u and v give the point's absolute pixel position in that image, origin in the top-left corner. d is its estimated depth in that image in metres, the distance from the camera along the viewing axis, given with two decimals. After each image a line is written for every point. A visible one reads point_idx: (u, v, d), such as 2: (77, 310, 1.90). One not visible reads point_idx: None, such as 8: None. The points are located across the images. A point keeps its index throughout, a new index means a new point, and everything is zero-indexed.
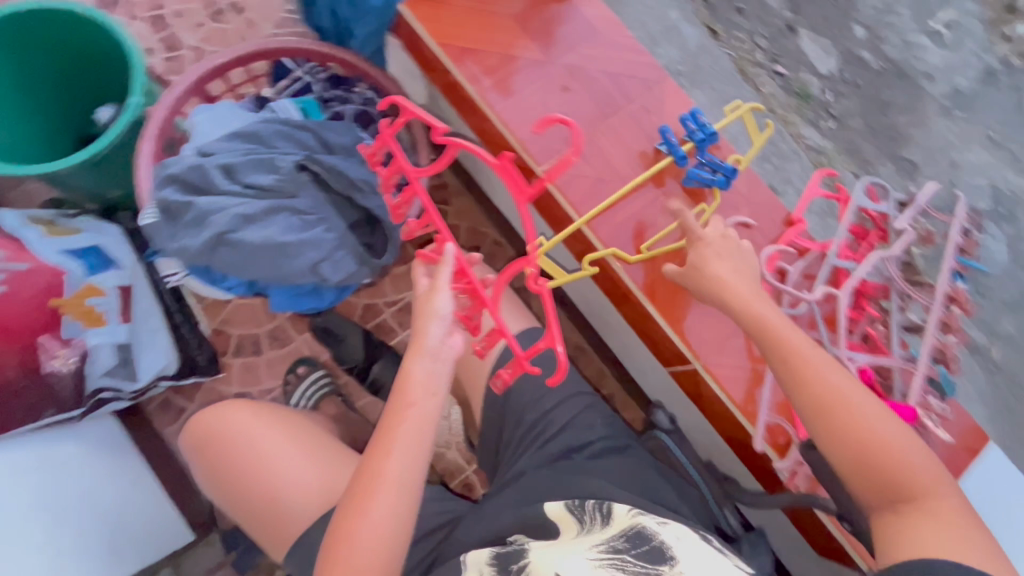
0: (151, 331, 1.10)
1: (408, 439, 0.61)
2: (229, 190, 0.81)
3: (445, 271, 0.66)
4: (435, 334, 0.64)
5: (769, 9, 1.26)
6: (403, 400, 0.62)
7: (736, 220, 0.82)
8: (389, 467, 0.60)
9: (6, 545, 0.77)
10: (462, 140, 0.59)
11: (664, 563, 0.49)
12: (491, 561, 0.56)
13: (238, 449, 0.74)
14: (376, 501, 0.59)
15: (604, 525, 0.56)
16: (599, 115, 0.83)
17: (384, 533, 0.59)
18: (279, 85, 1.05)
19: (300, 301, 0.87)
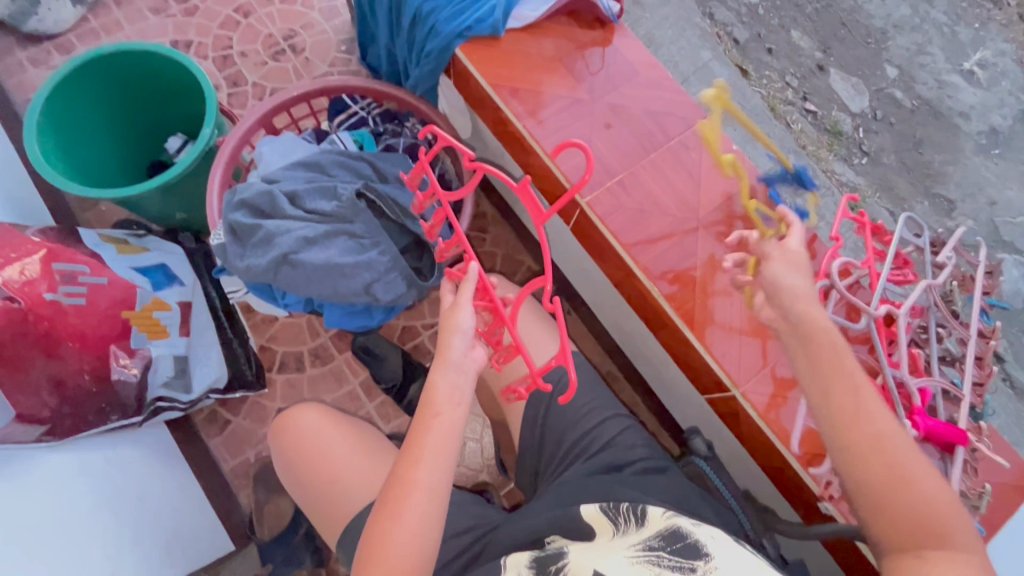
0: (206, 346, 1.15)
1: (435, 450, 0.64)
2: (293, 215, 0.88)
3: (469, 288, 0.71)
4: (458, 347, 0.69)
5: (799, 50, 1.30)
6: (429, 411, 0.65)
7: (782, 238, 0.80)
8: (419, 474, 0.63)
9: (68, 542, 0.83)
10: (489, 166, 0.68)
11: (698, 559, 0.51)
12: (530, 563, 0.57)
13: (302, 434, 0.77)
14: (406, 509, 0.61)
15: (640, 525, 0.57)
16: (639, 150, 0.88)
17: (418, 537, 0.61)
18: (336, 120, 1.14)
19: (351, 320, 0.92)
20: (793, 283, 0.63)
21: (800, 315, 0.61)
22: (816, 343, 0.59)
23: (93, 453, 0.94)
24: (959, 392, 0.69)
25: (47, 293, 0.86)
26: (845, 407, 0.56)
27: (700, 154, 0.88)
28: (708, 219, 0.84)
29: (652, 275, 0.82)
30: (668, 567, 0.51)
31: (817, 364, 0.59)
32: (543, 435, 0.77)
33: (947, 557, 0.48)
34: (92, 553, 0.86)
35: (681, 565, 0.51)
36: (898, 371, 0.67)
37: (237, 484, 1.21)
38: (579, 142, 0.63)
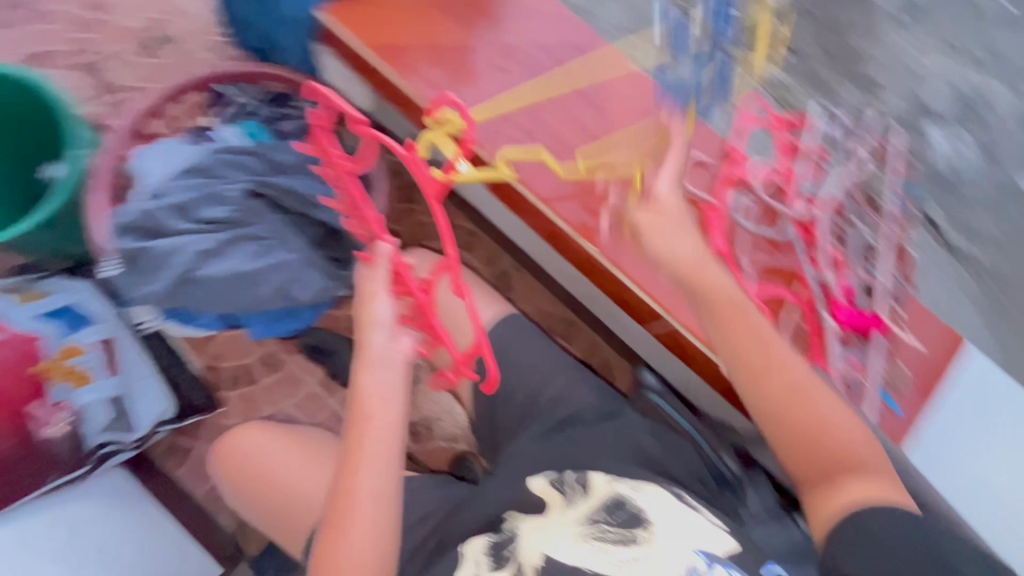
0: (142, 380, 1.09)
1: (374, 450, 0.63)
2: (182, 230, 0.80)
3: (381, 271, 0.70)
4: (379, 341, 0.68)
5: None
6: (360, 414, 0.64)
7: (689, 157, 0.79)
8: (360, 482, 0.61)
9: None
10: (376, 130, 0.61)
11: (638, 527, 0.56)
12: (486, 545, 0.59)
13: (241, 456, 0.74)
14: (351, 520, 0.60)
15: (584, 495, 0.60)
16: (538, 90, 0.82)
17: (370, 542, 0.60)
18: (219, 112, 1.04)
19: (279, 325, 0.87)
20: (668, 242, 0.63)
21: (695, 274, 0.62)
22: (711, 297, 0.62)
23: None
24: (875, 283, 0.72)
25: None
26: (753, 356, 0.59)
27: (604, 84, 0.83)
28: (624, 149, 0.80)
29: (572, 219, 0.80)
30: (611, 542, 0.54)
31: (720, 321, 0.61)
32: (493, 403, 0.76)
33: (859, 481, 0.55)
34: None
35: (624, 537, 0.55)
36: (817, 272, 0.72)
37: (214, 507, 1.17)
38: (449, 95, 0.62)
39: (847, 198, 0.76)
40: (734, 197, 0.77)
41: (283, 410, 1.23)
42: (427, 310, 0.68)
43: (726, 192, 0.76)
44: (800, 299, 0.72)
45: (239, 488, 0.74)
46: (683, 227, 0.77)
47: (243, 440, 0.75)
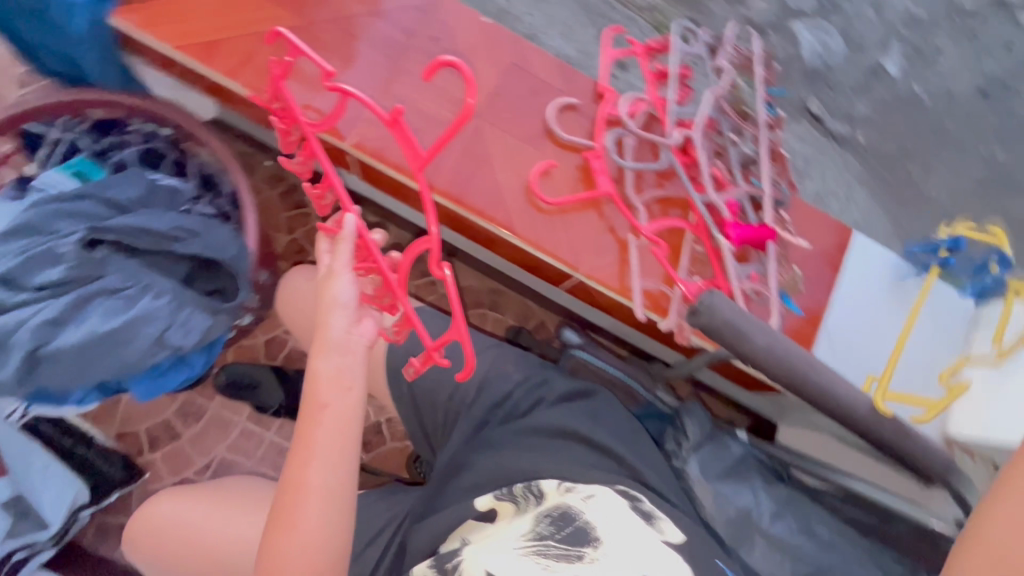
0: (42, 470, 1.00)
1: (329, 441, 0.58)
2: (19, 302, 0.69)
3: (346, 247, 0.61)
4: (338, 325, 0.60)
5: None
6: (313, 402, 0.59)
7: (559, 103, 0.74)
8: (311, 475, 0.57)
9: None
10: (351, 89, 0.54)
11: (587, 545, 0.51)
12: (428, 564, 0.55)
13: (156, 529, 0.69)
14: (300, 517, 0.55)
15: (537, 503, 0.56)
16: (388, 64, 0.75)
17: (321, 539, 0.56)
18: (39, 156, 0.89)
19: (167, 380, 0.77)
20: None
21: None
22: None
23: None
24: (761, 193, 0.72)
25: None
26: None
27: (457, 42, 0.76)
28: (495, 109, 0.74)
29: (460, 189, 0.72)
30: (555, 558, 0.50)
31: None
32: (417, 407, 0.71)
33: None
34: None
35: (569, 553, 0.50)
36: (707, 196, 0.69)
37: None
38: (444, 57, 0.49)
39: (722, 114, 0.74)
40: (615, 133, 0.73)
41: (216, 458, 1.14)
42: (402, 301, 0.59)
43: (602, 133, 0.73)
44: (694, 225, 0.72)
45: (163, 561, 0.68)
46: (567, 180, 0.74)
47: (153, 510, 0.69)
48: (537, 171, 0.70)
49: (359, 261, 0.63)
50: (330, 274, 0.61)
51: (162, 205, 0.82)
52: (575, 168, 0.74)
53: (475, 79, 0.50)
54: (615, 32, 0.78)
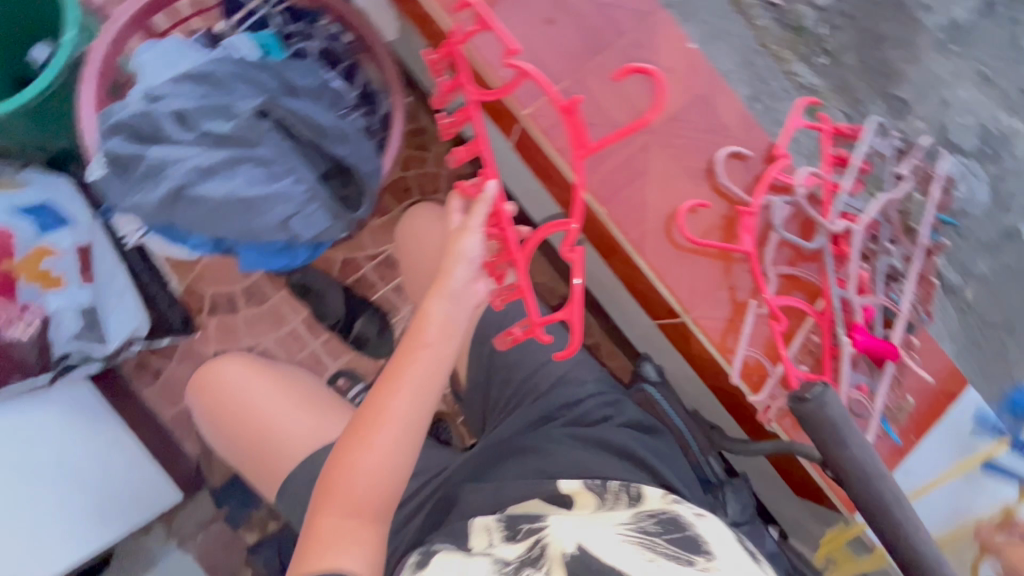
0: (118, 292, 1.05)
1: (420, 378, 0.59)
2: (183, 140, 0.74)
3: (481, 211, 0.60)
4: (461, 276, 0.61)
5: None
6: (417, 339, 0.60)
7: (731, 151, 0.74)
8: (395, 403, 0.59)
9: None
10: (533, 68, 0.59)
11: (699, 554, 0.47)
12: (496, 518, 0.56)
13: (218, 384, 0.72)
14: (377, 438, 0.58)
15: (631, 505, 0.55)
16: (585, 52, 0.73)
17: (388, 466, 0.58)
18: (233, 18, 0.94)
19: (272, 260, 0.81)
20: None
21: None
22: None
23: None
24: (897, 311, 0.70)
25: None
26: None
27: (654, 55, 0.75)
28: (666, 135, 0.74)
29: (607, 194, 0.72)
30: (663, 555, 0.47)
31: None
32: (489, 376, 0.73)
33: None
34: (37, 505, 0.85)
35: (680, 555, 0.47)
36: (846, 293, 0.68)
37: (180, 431, 1.16)
38: (644, 65, 0.57)
39: (887, 220, 0.73)
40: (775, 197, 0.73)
41: (262, 343, 1.19)
42: (520, 269, 0.60)
43: (764, 193, 0.72)
44: (819, 314, 0.70)
45: (212, 413, 0.71)
46: (709, 224, 0.74)
47: (223, 367, 0.72)
48: (688, 207, 0.70)
49: (490, 225, 0.63)
50: (463, 227, 0.61)
51: (328, 104, 0.85)
52: (721, 216, 0.73)
53: (664, 90, 0.57)
54: (809, 103, 0.78)
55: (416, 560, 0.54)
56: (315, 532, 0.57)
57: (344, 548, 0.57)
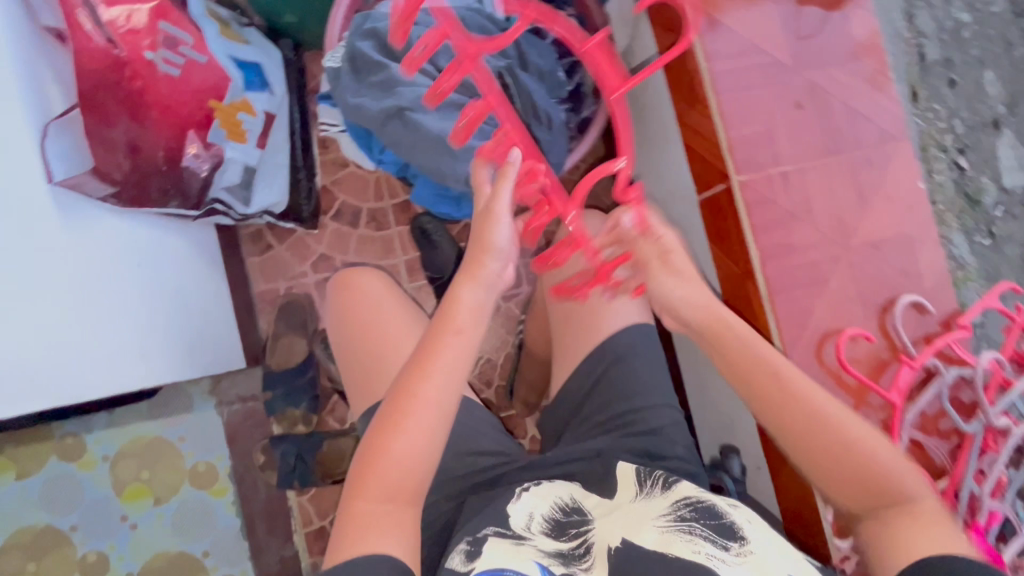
0: (275, 167, 1.08)
1: (450, 364, 0.60)
2: (422, 68, 0.79)
3: (507, 185, 0.60)
4: (493, 265, 0.61)
5: (983, 94, 1.09)
6: (449, 326, 0.60)
7: (913, 300, 0.71)
8: (427, 390, 0.59)
9: (95, 313, 0.77)
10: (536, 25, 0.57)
11: (734, 540, 0.58)
12: (546, 515, 0.65)
13: (356, 293, 0.85)
14: (409, 425, 0.58)
15: (664, 491, 0.65)
16: (819, 148, 0.73)
17: (417, 452, 0.58)
18: None
19: (439, 204, 0.88)
20: None
21: None
22: None
23: (116, 221, 0.81)
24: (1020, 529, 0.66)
25: (148, 52, 0.78)
26: None
27: (881, 178, 0.73)
28: (858, 256, 0.72)
29: (779, 287, 0.71)
30: (701, 538, 0.58)
31: None
32: (587, 397, 0.82)
33: None
34: (144, 324, 0.86)
35: (715, 539, 0.58)
36: (978, 490, 0.65)
37: (261, 307, 1.23)
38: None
39: None
40: (934, 363, 0.71)
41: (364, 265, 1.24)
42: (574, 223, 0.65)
43: (931, 355, 0.70)
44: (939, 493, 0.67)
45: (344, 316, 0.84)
46: (862, 357, 0.72)
47: (366, 282, 0.85)
48: (853, 333, 0.69)
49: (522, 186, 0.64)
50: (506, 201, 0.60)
51: (547, 89, 0.88)
52: (878, 356, 0.71)
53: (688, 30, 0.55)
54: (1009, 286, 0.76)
55: (466, 548, 0.60)
56: (359, 513, 0.57)
57: (386, 534, 0.56)
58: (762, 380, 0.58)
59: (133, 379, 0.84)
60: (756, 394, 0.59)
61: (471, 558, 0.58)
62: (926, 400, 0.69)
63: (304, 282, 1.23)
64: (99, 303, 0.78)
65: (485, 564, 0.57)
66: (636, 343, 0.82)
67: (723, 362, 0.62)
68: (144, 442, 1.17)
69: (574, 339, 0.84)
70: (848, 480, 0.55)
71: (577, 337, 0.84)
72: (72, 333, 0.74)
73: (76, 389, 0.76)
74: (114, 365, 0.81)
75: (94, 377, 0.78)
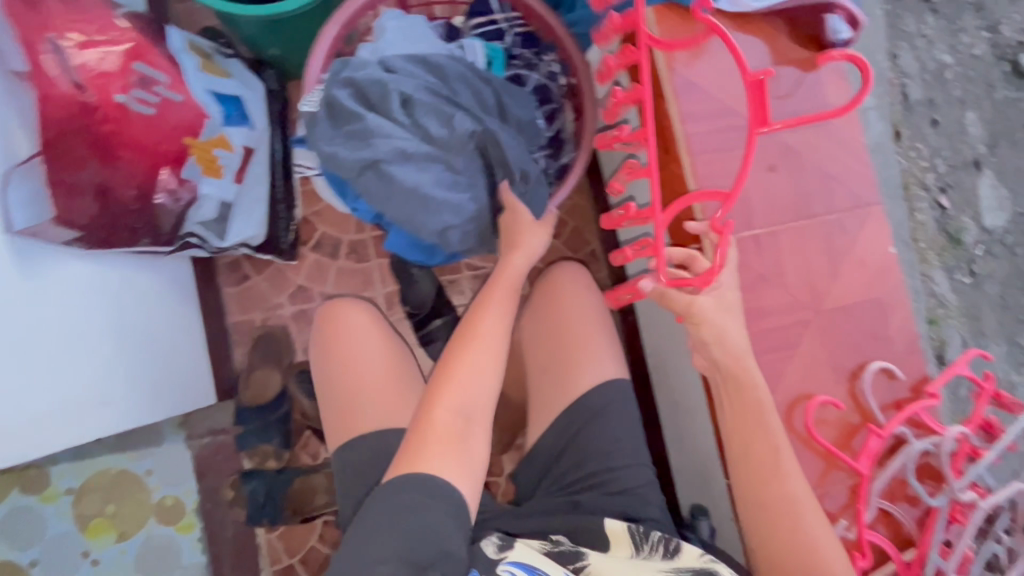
0: (253, 200, 1.07)
1: (502, 311, 0.74)
2: (398, 119, 0.78)
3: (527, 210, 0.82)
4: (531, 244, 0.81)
5: (965, 135, 1.18)
6: (502, 279, 0.76)
7: (883, 366, 0.71)
8: (486, 329, 0.71)
9: (54, 359, 0.76)
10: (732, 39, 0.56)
11: None
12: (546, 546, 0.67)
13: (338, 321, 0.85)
14: (475, 353, 0.68)
15: (665, 556, 0.64)
16: (791, 211, 0.73)
17: (476, 382, 0.67)
18: (474, 19, 0.96)
19: (412, 252, 0.88)
20: None
21: None
22: None
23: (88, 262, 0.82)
24: None
25: (119, 95, 0.76)
26: None
27: (853, 241, 0.74)
28: (828, 320, 0.72)
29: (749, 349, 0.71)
30: None
31: None
32: (562, 452, 0.80)
33: None
34: (108, 365, 0.85)
35: None
36: (944, 565, 0.64)
37: (235, 338, 1.21)
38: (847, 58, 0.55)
39: (1012, 509, 0.69)
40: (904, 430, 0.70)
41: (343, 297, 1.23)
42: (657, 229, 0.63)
43: (901, 424, 0.69)
44: (903, 566, 0.66)
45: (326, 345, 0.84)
46: (831, 423, 0.71)
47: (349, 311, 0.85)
48: (824, 401, 0.69)
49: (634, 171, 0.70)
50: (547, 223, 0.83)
51: (527, 138, 0.88)
52: (848, 423, 0.71)
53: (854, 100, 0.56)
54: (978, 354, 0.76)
55: (499, 541, 0.64)
56: (431, 428, 0.63)
57: (448, 459, 0.62)
58: (764, 453, 0.65)
59: (98, 421, 0.85)
60: (720, 371, 0.68)
61: (505, 547, 0.63)
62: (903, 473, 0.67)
63: (280, 313, 1.21)
64: (60, 349, 0.77)
65: (520, 555, 0.61)
66: (608, 400, 0.80)
67: (722, 410, 0.69)
68: (110, 475, 1.15)
69: (552, 390, 0.82)
70: (779, 540, 0.63)
71: (551, 390, 0.83)
72: (23, 388, 0.72)
73: (22, 444, 0.74)
74: (67, 415, 0.79)
75: (44, 430, 0.77)
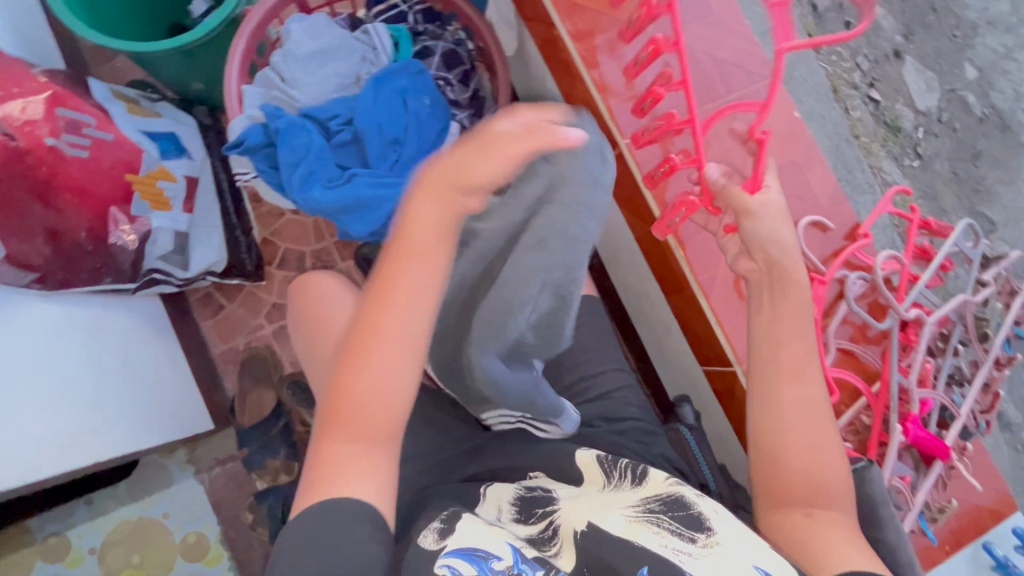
0: (208, 228, 1.09)
1: (411, 289, 0.52)
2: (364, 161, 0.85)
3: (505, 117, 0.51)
4: (486, 137, 0.50)
5: (878, 28, 1.09)
6: (411, 240, 0.52)
7: (811, 220, 0.75)
8: (387, 320, 0.51)
9: (37, 397, 0.79)
10: None
11: (700, 532, 0.55)
12: (514, 501, 0.64)
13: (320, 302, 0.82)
14: (366, 365, 0.52)
15: (635, 484, 0.63)
16: (695, 100, 0.78)
17: (384, 400, 0.52)
18: (374, 8, 1.01)
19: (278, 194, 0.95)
20: None
21: None
22: None
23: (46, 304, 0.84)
24: (956, 411, 0.71)
25: (49, 138, 0.79)
26: None
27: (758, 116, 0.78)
28: None
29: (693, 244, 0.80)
30: (668, 530, 0.55)
31: None
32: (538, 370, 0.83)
33: None
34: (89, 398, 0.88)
35: (681, 531, 0.55)
36: (906, 382, 0.68)
37: (224, 367, 1.23)
38: None
39: (961, 321, 0.72)
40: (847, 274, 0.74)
41: None
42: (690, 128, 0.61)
43: (840, 267, 0.73)
44: (873, 396, 0.71)
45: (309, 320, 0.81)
46: None
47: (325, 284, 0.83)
48: None
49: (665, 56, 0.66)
50: (486, 159, 0.50)
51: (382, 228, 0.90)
52: None
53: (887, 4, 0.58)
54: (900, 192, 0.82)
55: (439, 527, 0.57)
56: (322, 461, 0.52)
57: (359, 475, 0.52)
58: (793, 356, 0.62)
59: (91, 450, 0.89)
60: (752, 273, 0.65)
61: (444, 535, 0.56)
62: (856, 310, 0.71)
63: (262, 334, 1.24)
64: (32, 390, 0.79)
65: (459, 539, 0.55)
66: (577, 313, 0.84)
67: (759, 314, 0.65)
68: (129, 526, 1.16)
69: None
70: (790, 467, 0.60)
71: None
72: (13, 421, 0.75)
73: (23, 470, 0.77)
74: (63, 445, 0.83)
75: (44, 453, 0.80)
